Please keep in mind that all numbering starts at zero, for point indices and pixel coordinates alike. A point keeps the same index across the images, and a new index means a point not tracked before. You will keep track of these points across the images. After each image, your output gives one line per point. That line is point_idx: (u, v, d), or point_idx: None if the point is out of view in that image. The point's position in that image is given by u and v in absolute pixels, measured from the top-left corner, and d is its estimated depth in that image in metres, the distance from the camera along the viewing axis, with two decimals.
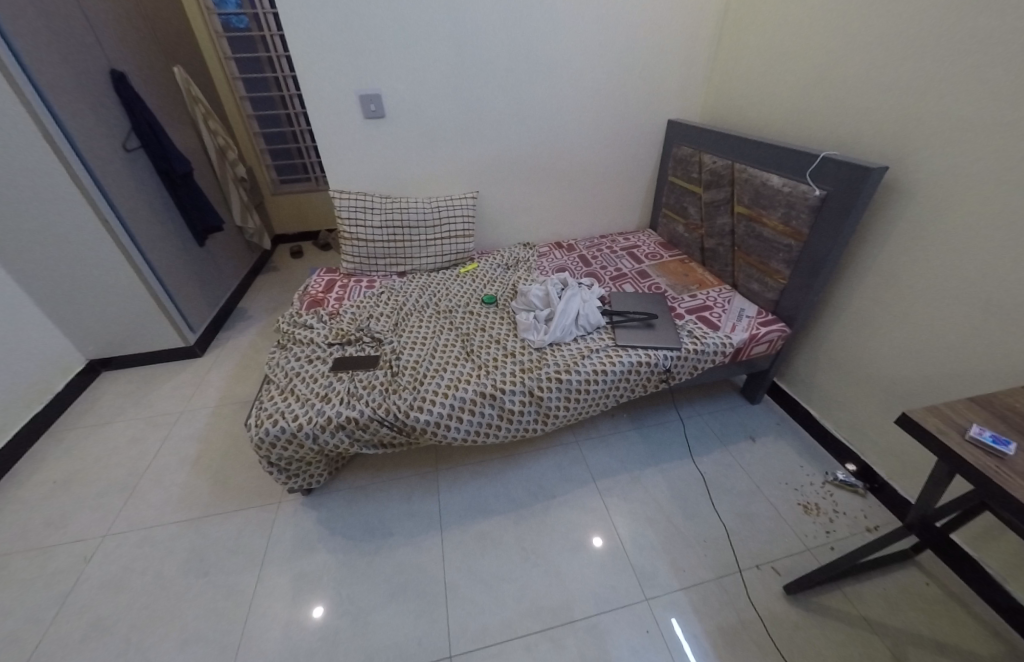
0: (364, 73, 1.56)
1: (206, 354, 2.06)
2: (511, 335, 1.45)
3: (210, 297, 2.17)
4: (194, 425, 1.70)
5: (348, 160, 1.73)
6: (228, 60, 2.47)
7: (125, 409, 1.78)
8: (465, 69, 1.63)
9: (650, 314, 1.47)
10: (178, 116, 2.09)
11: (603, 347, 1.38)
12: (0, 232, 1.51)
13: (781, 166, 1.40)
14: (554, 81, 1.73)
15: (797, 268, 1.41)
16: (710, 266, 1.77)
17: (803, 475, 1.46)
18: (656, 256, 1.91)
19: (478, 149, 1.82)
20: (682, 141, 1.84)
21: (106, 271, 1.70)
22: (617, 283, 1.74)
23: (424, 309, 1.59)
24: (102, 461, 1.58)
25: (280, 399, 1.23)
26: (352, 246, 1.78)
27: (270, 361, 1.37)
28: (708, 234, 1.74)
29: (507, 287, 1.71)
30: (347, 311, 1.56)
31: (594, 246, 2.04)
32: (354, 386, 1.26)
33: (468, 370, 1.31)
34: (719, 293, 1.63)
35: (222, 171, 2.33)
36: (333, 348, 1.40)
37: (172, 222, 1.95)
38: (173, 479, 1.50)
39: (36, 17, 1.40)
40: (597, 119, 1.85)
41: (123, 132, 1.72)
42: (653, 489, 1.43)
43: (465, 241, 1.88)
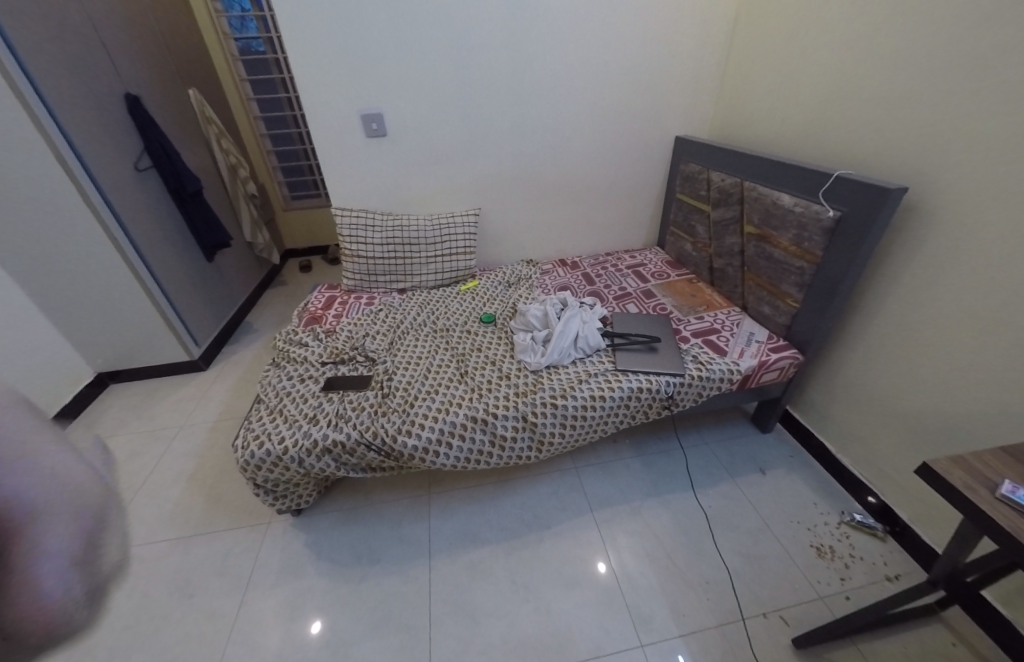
0: (366, 93, 1.58)
1: (210, 367, 2.10)
2: (507, 357, 1.39)
3: (217, 312, 2.23)
4: (192, 440, 1.70)
5: (352, 178, 1.75)
6: (244, 82, 2.56)
7: (128, 423, 1.80)
8: (466, 87, 1.63)
9: (653, 337, 1.40)
10: (191, 136, 2.17)
11: (603, 370, 1.32)
12: (14, 249, 1.56)
13: (792, 184, 1.34)
14: (557, 99, 1.72)
15: (811, 292, 1.33)
16: (719, 287, 1.70)
17: (817, 513, 1.36)
18: (663, 276, 1.85)
19: (481, 166, 1.81)
20: (690, 158, 1.79)
21: (114, 286, 1.74)
22: (621, 303, 1.68)
23: (421, 328, 1.56)
24: (100, 475, 1.58)
25: (269, 420, 1.21)
26: (353, 263, 1.78)
27: (264, 379, 1.36)
28: (717, 253, 1.67)
29: (507, 306, 1.67)
30: (344, 329, 1.55)
31: (598, 263, 2.00)
32: (343, 408, 1.23)
33: (461, 393, 1.26)
34: (727, 315, 1.56)
35: (234, 188, 2.40)
36: (326, 368, 1.39)
37: (181, 239, 2.01)
38: (166, 496, 1.49)
39: (53, 44, 1.47)
40: (601, 135, 1.82)
41: (135, 153, 1.79)
42: (654, 523, 1.35)
43: (466, 258, 1.86)
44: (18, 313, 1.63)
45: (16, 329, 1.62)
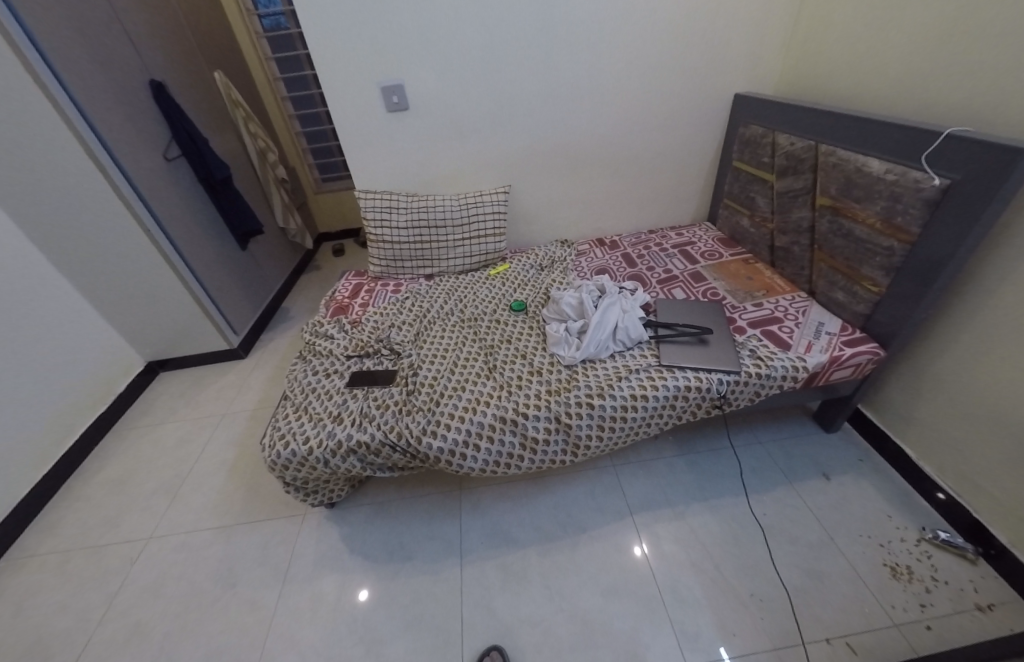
0: (385, 62, 1.46)
1: (250, 355, 2.20)
2: (537, 350, 1.29)
3: (254, 299, 2.31)
4: (232, 431, 1.78)
5: (377, 158, 1.66)
6: (269, 60, 2.49)
7: (177, 411, 1.92)
8: (491, 49, 1.47)
9: (705, 328, 1.24)
10: (218, 122, 2.16)
11: (648, 365, 1.18)
12: (60, 244, 1.66)
13: (883, 146, 1.12)
14: (593, 57, 1.52)
15: (900, 276, 1.13)
16: (781, 268, 1.50)
17: (892, 528, 1.21)
18: (715, 256, 1.66)
19: (511, 139, 1.66)
20: (753, 120, 1.57)
21: (153, 276, 1.83)
22: (666, 288, 1.52)
23: (447, 317, 1.49)
24: (154, 461, 1.68)
25: (294, 418, 1.19)
26: (380, 248, 1.72)
27: (290, 373, 1.34)
28: (781, 229, 1.47)
29: (539, 291, 1.56)
30: (370, 319, 1.51)
31: (640, 242, 1.82)
32: (367, 406, 1.18)
33: (490, 389, 1.18)
34: (791, 301, 1.38)
35: (264, 173, 2.41)
36: (351, 361, 1.35)
37: (214, 226, 2.07)
38: (211, 484, 1.56)
39: (74, 36, 1.48)
40: (644, 96, 1.62)
41: (164, 142, 1.82)
42: (702, 529, 1.24)
43: (496, 240, 1.75)
44: (68, 306, 1.73)
45: (71, 323, 1.74)
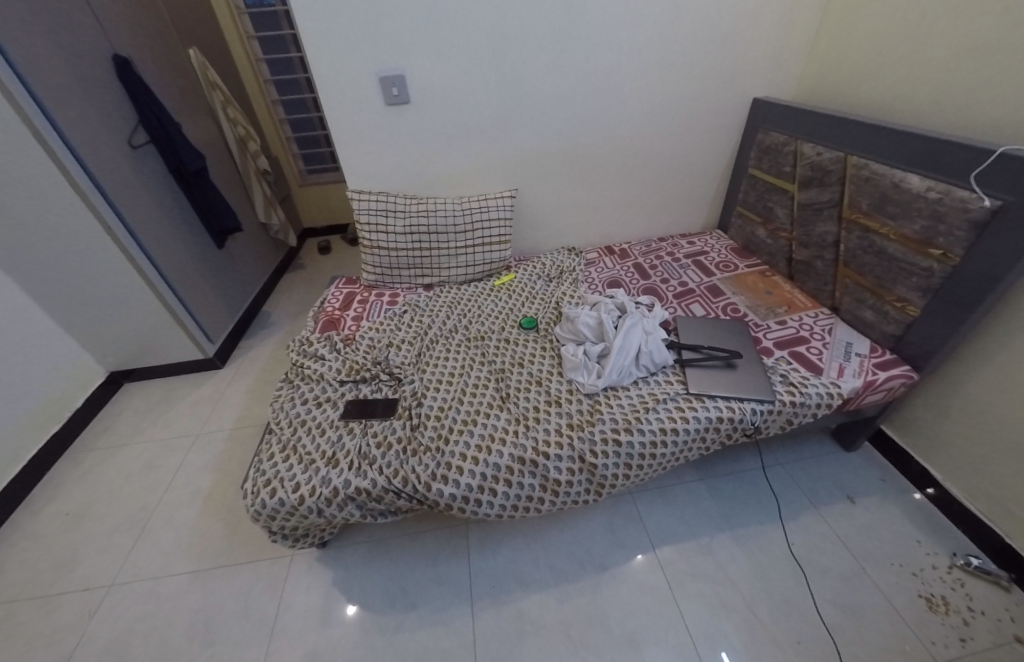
0: (385, 49, 1.32)
1: (227, 366, 2.04)
2: (552, 375, 1.19)
3: (231, 304, 2.13)
4: (207, 456, 1.65)
5: (373, 155, 1.53)
6: (251, 39, 2.29)
7: (143, 429, 1.77)
8: (501, 40, 1.35)
9: (733, 351, 1.16)
10: (192, 106, 1.96)
11: (677, 392, 1.10)
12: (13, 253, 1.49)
13: (924, 162, 1.07)
14: (609, 54, 1.43)
15: (937, 298, 1.07)
16: (802, 282, 1.44)
17: (922, 554, 1.16)
18: (730, 267, 1.59)
19: (518, 138, 1.55)
20: (773, 127, 1.51)
21: (116, 283, 1.66)
22: (682, 302, 1.45)
23: (450, 336, 1.37)
24: (118, 490, 1.56)
25: (282, 460, 1.05)
26: (374, 255, 1.59)
27: (275, 403, 1.20)
28: (802, 242, 1.41)
29: (549, 306, 1.46)
30: (364, 338, 1.38)
31: (650, 250, 1.75)
32: (366, 445, 1.06)
33: (505, 425, 1.07)
34: (815, 319, 1.32)
35: (244, 163, 2.21)
36: (345, 388, 1.22)
37: (187, 223, 1.89)
38: (184, 517, 1.46)
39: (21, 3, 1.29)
40: (659, 98, 1.54)
41: (129, 127, 1.64)
42: (725, 561, 1.18)
43: (502, 248, 1.63)
44: (22, 319, 1.56)
45: (22, 337, 1.57)
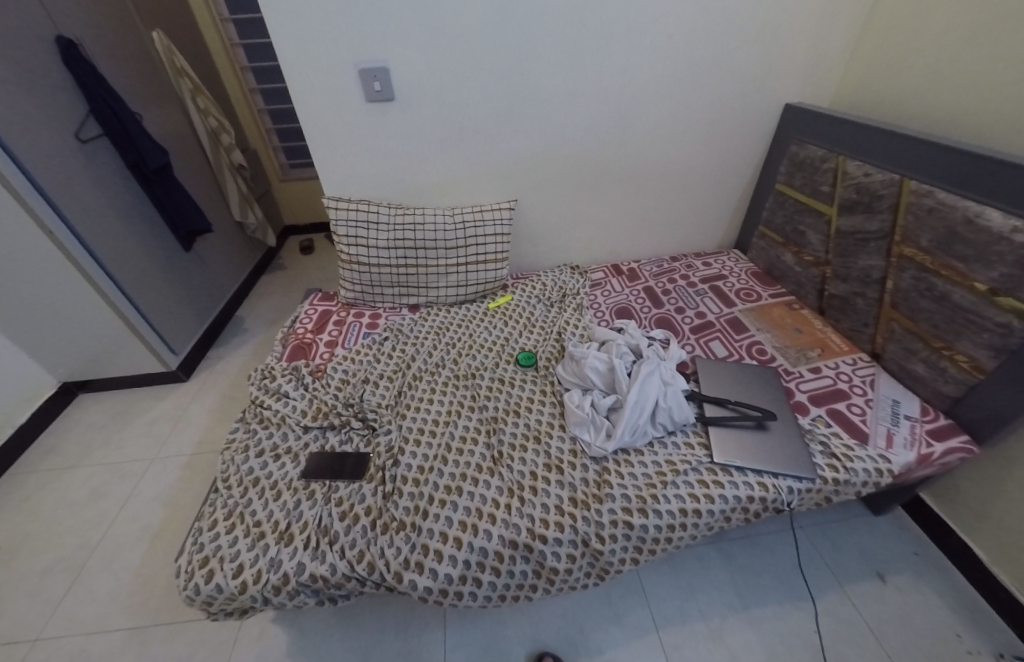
0: (365, 36, 1.12)
1: (192, 378, 1.83)
2: (552, 430, 1.01)
3: (200, 311, 1.93)
4: (161, 484, 1.44)
5: (352, 159, 1.33)
6: (226, 22, 2.10)
7: (94, 450, 1.56)
8: (503, 31, 1.16)
9: (768, 410, 0.99)
10: (156, 94, 1.75)
11: (700, 461, 0.93)
12: None
13: (1011, 196, 0.88)
14: (627, 51, 1.23)
15: (1012, 360, 0.89)
16: (835, 319, 1.26)
17: (964, 653, 1.00)
18: (753, 296, 1.41)
19: (519, 145, 1.36)
20: (807, 139, 1.32)
21: (61, 288, 1.46)
22: (700, 338, 1.27)
23: (436, 372, 1.19)
24: (55, 524, 1.34)
25: (225, 531, 0.88)
26: (353, 271, 1.40)
27: (226, 452, 1.02)
28: (839, 274, 1.23)
29: (548, 338, 1.28)
30: (336, 370, 1.20)
31: (662, 271, 1.56)
32: (328, 518, 0.89)
33: (495, 497, 0.90)
34: (854, 367, 1.14)
35: (217, 157, 2.01)
36: (309, 435, 1.05)
37: (148, 225, 1.69)
38: (125, 561, 1.25)
39: None
40: (682, 103, 1.34)
41: (77, 118, 1.43)
42: (741, 651, 1.02)
43: (498, 267, 1.45)
44: None
45: None
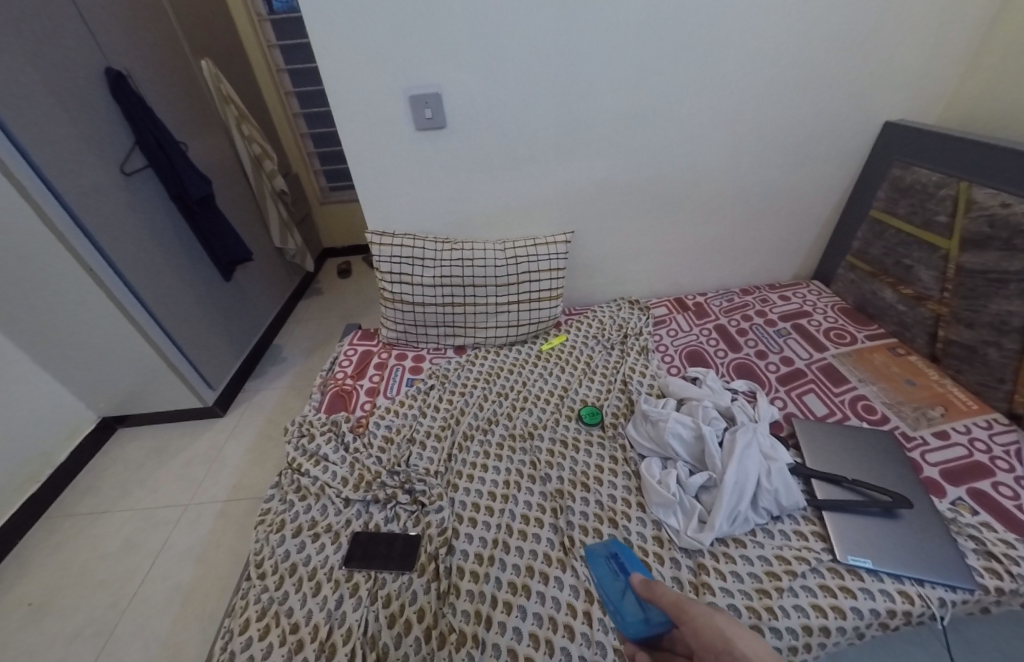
0: (420, 62, 1.04)
1: (229, 413, 1.75)
2: (629, 511, 0.88)
3: (239, 342, 1.88)
4: (195, 534, 1.33)
5: (399, 192, 1.24)
6: (272, 48, 2.10)
7: (130, 492, 1.48)
8: (569, 53, 1.06)
9: (899, 495, 0.82)
10: (201, 122, 1.72)
11: (820, 559, 0.77)
12: None
13: None
14: (703, 63, 1.10)
15: None
16: (956, 369, 1.06)
17: None
18: (846, 337, 1.22)
19: (579, 173, 1.24)
20: (916, 162, 1.16)
21: (101, 323, 1.39)
22: (792, 390, 1.10)
23: (488, 431, 1.07)
24: (88, 577, 1.25)
25: (258, 638, 0.77)
26: (397, 310, 1.30)
27: (260, 531, 0.92)
28: (962, 318, 1.04)
29: (611, 390, 1.15)
30: (380, 427, 1.09)
31: (733, 306, 1.40)
32: (376, 626, 0.77)
33: (571, 600, 0.76)
34: (990, 430, 0.94)
35: (259, 183, 1.97)
36: (352, 511, 0.94)
37: (189, 256, 1.64)
38: (155, 627, 1.13)
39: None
40: (763, 124, 1.20)
41: (123, 151, 1.39)
42: None
43: (552, 305, 1.32)
44: None
45: None
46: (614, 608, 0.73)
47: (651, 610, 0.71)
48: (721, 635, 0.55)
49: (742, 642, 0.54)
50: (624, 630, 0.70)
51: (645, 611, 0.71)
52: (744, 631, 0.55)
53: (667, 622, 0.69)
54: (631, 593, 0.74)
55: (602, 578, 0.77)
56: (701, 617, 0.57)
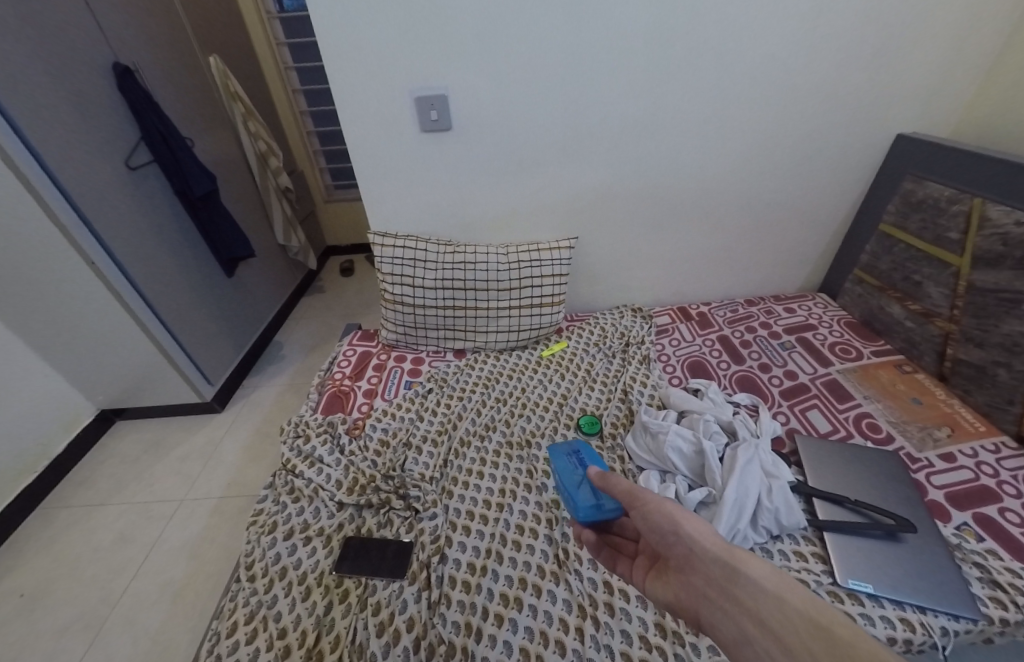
0: (427, 64, 1.03)
1: (228, 409, 1.75)
2: None
3: (240, 338, 1.88)
4: (188, 530, 1.33)
5: (403, 193, 1.23)
6: (281, 46, 2.10)
7: (126, 486, 1.48)
8: (577, 59, 1.04)
9: (902, 518, 0.80)
10: (208, 118, 1.71)
11: (818, 582, 0.75)
12: None
13: None
14: (713, 73, 1.09)
15: None
16: (963, 389, 1.04)
17: None
18: (851, 353, 1.20)
19: (584, 179, 1.23)
20: (928, 177, 1.14)
21: (101, 315, 1.38)
22: (795, 405, 1.09)
23: (485, 438, 1.06)
24: (80, 569, 1.25)
25: (245, 642, 0.76)
26: (397, 311, 1.29)
27: (252, 532, 0.91)
28: (972, 338, 1.02)
29: (612, 398, 1.14)
30: (376, 429, 1.08)
31: (737, 317, 1.38)
32: (364, 634, 0.76)
33: (563, 615, 0.75)
34: (998, 454, 0.92)
35: (264, 180, 1.97)
36: (345, 515, 0.93)
37: (192, 251, 1.63)
38: (145, 622, 1.12)
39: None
40: (773, 134, 1.19)
41: (128, 146, 1.39)
42: None
43: (554, 310, 1.31)
44: None
45: None
46: (569, 493, 0.76)
47: (604, 498, 0.73)
48: (670, 517, 0.59)
49: (689, 523, 0.58)
50: (575, 513, 0.73)
51: (598, 498, 0.74)
52: (693, 516, 0.58)
53: (618, 508, 0.72)
54: (586, 483, 0.77)
55: (560, 469, 0.81)
56: (653, 504, 0.61)
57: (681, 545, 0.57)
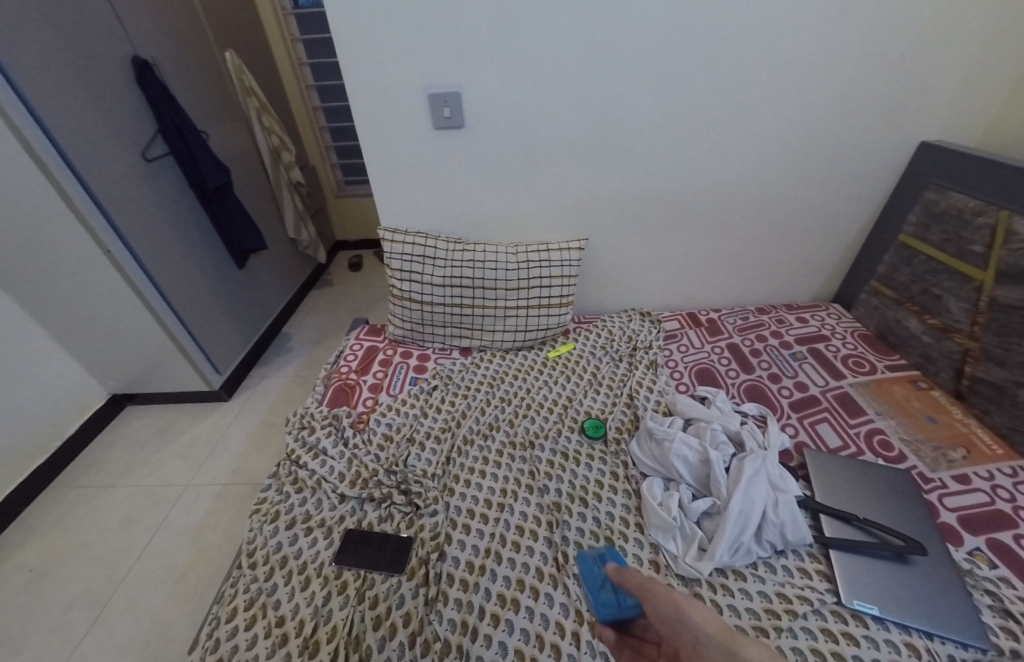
0: (442, 60, 1.02)
1: (235, 397, 1.76)
2: (626, 531, 0.85)
3: (249, 327, 1.89)
4: (192, 515, 1.34)
5: (414, 189, 1.23)
6: (296, 41, 2.10)
7: (133, 469, 1.50)
8: (593, 57, 1.03)
9: (912, 539, 0.78)
10: (223, 112, 1.73)
11: (823, 600, 0.73)
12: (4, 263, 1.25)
13: None
14: (733, 75, 1.06)
15: None
16: (981, 409, 1.01)
17: None
18: (864, 366, 1.17)
19: (596, 179, 1.21)
20: (953, 187, 1.10)
21: (114, 301, 1.40)
22: (804, 418, 1.06)
23: (488, 437, 1.05)
24: (86, 549, 1.27)
25: (244, 627, 0.76)
26: (404, 308, 1.29)
27: (255, 519, 0.92)
28: (993, 356, 0.99)
29: (617, 403, 1.12)
30: (380, 424, 1.08)
31: (749, 325, 1.36)
32: (361, 627, 0.75)
33: (560, 619, 0.74)
34: (1016, 477, 0.89)
35: (276, 174, 1.98)
36: (346, 507, 0.93)
37: (205, 241, 1.64)
38: (146, 603, 1.14)
39: None
40: (792, 139, 1.16)
41: (145, 138, 1.40)
42: None
43: (561, 311, 1.30)
44: (11, 332, 1.34)
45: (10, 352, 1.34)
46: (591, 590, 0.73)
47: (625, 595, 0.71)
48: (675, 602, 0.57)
49: (691, 608, 0.56)
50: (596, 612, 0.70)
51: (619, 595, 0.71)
52: (695, 602, 0.56)
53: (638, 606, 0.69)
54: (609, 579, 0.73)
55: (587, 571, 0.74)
56: (660, 591, 0.58)
57: (687, 633, 0.56)
